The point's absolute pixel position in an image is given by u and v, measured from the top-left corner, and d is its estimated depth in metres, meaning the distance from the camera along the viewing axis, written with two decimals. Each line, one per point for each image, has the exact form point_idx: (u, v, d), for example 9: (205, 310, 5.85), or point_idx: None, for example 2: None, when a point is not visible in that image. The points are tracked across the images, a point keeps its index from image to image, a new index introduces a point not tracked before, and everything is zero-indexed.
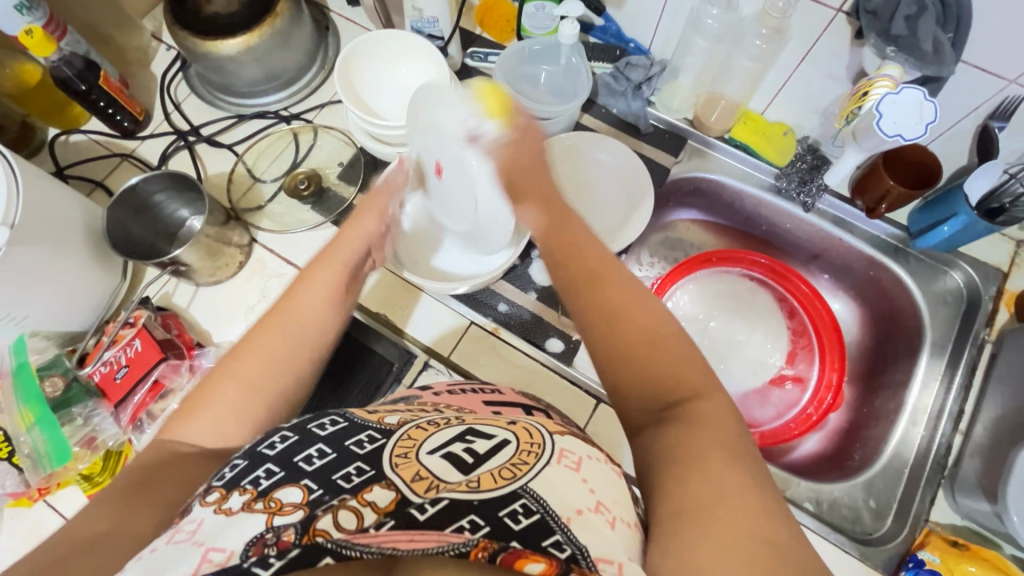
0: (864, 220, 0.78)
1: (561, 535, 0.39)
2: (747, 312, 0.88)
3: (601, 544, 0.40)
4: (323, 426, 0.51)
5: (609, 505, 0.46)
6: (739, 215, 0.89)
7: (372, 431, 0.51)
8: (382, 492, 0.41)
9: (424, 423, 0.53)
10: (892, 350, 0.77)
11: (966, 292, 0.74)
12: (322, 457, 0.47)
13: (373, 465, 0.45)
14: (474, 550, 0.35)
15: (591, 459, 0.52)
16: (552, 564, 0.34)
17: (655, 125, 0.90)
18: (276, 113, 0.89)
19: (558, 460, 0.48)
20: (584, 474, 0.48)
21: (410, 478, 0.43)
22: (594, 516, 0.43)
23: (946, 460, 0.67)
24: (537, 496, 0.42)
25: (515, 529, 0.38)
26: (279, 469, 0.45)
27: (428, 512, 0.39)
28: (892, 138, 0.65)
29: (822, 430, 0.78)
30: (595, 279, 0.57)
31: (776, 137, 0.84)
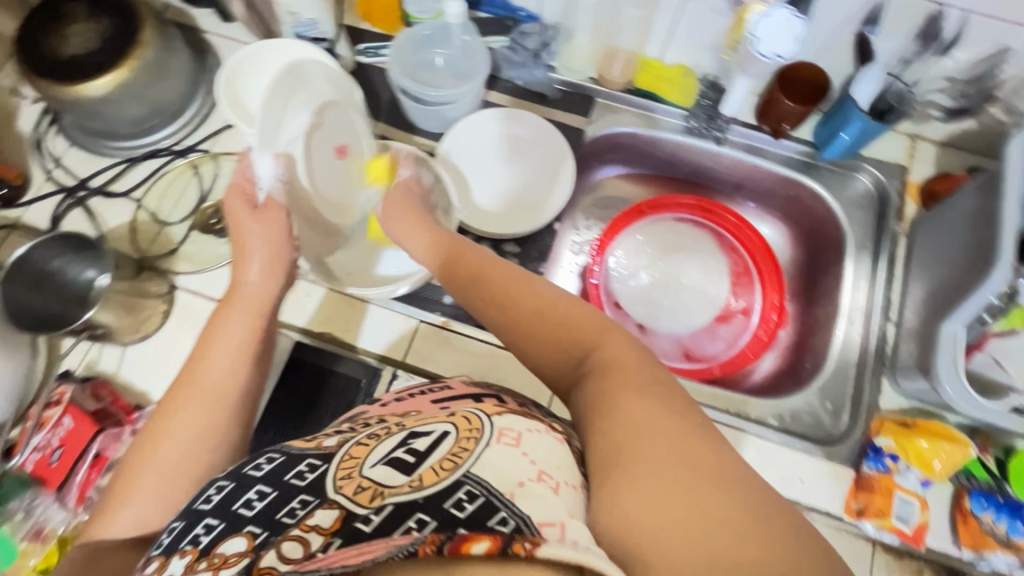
0: (773, 143, 0.84)
1: (507, 510, 0.38)
2: (690, 254, 0.92)
3: (541, 510, 0.39)
4: (260, 466, 0.45)
5: (553, 471, 0.43)
6: (659, 162, 0.91)
7: (312, 458, 0.45)
8: (325, 514, 0.39)
9: (365, 437, 0.46)
10: (822, 260, 0.86)
11: (875, 193, 0.82)
12: (263, 499, 0.42)
13: (316, 493, 0.41)
14: (423, 547, 0.35)
15: (531, 432, 0.46)
16: (495, 542, 0.34)
17: (561, 89, 0.88)
18: (169, 150, 0.81)
19: (498, 439, 0.44)
20: (526, 448, 0.44)
21: (353, 494, 0.41)
22: (538, 485, 0.41)
23: (884, 349, 0.75)
24: (480, 479, 0.40)
25: (462, 517, 0.37)
26: (218, 521, 0.41)
27: (374, 521, 0.38)
28: (770, 59, 0.66)
29: (776, 349, 0.87)
30: (478, 278, 0.56)
31: (679, 79, 0.84)
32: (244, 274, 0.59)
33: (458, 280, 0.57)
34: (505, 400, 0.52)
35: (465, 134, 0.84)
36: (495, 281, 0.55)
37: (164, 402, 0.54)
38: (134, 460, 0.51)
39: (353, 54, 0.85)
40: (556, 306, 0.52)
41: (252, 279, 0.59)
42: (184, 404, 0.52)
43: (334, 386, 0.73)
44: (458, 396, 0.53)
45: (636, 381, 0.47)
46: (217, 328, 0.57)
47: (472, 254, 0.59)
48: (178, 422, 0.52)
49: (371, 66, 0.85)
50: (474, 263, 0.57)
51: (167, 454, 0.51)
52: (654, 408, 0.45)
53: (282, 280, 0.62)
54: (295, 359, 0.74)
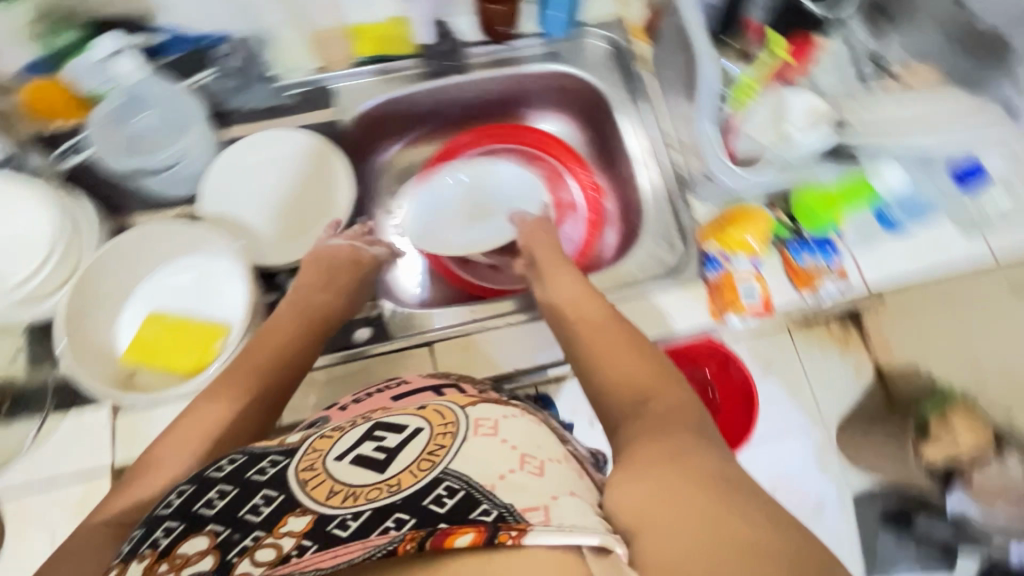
0: (511, 49, 0.87)
1: (487, 501, 0.39)
2: (499, 180, 0.93)
3: (520, 496, 0.40)
4: (222, 467, 0.47)
5: (532, 454, 0.46)
6: (429, 113, 0.91)
7: (274, 455, 0.47)
8: (297, 519, 0.39)
9: (327, 432, 0.49)
10: (605, 127, 0.90)
11: (614, 51, 0.88)
12: (223, 496, 0.43)
13: (279, 488, 0.42)
14: (403, 544, 0.35)
15: (506, 416, 0.50)
16: (480, 533, 0.35)
17: (294, 93, 0.84)
18: None
19: (476, 431, 0.47)
20: (504, 434, 0.47)
21: (325, 497, 0.40)
22: (518, 474, 0.43)
23: (681, 172, 0.81)
24: (458, 474, 0.41)
25: (443, 512, 0.37)
26: (178, 522, 0.42)
27: (351, 524, 0.37)
28: None
29: (612, 222, 0.90)
30: (588, 320, 0.64)
31: (393, 31, 0.83)
32: (278, 319, 0.68)
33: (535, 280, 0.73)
34: (465, 387, 0.56)
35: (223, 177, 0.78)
36: (549, 289, 0.70)
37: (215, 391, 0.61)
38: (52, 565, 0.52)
39: (55, 162, 0.75)
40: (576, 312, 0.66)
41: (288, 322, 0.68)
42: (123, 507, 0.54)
43: None
44: (416, 390, 0.57)
45: (664, 413, 0.51)
46: (253, 349, 0.65)
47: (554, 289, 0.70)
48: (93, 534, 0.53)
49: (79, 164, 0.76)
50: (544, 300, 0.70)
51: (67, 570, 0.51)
52: (673, 432, 0.48)
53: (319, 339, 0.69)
54: None
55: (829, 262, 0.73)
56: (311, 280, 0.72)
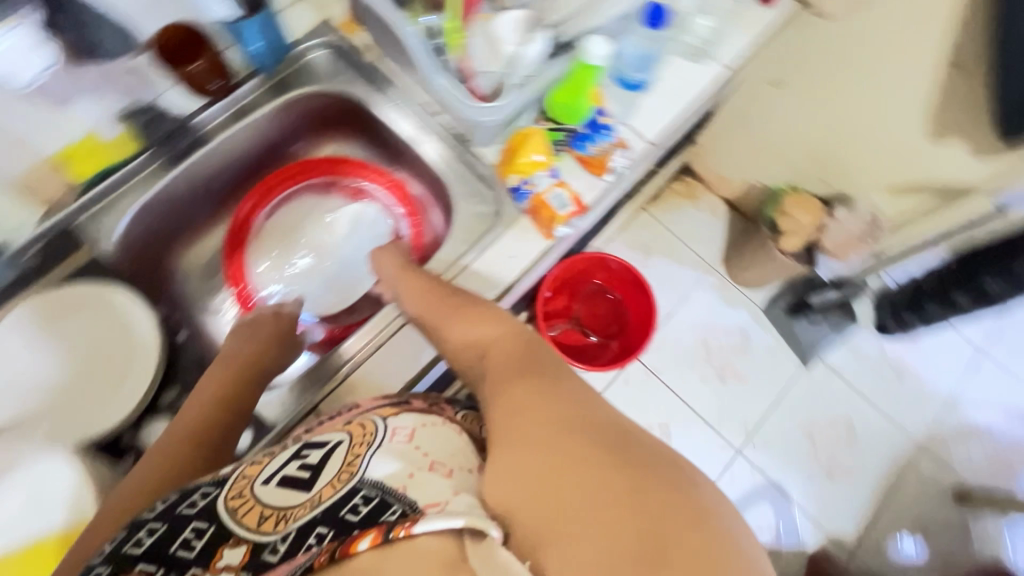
0: (234, 99, 0.82)
1: (399, 502, 0.42)
2: (306, 217, 0.95)
3: (426, 494, 0.43)
4: (157, 509, 0.52)
5: (443, 459, 0.48)
6: (196, 202, 0.86)
7: (206, 488, 0.52)
8: (233, 550, 0.44)
9: (257, 460, 0.54)
10: (371, 126, 0.89)
11: (336, 52, 0.85)
12: (154, 536, 0.48)
13: (209, 519, 0.48)
14: (318, 558, 0.38)
15: (424, 425, 0.53)
16: (377, 534, 0.38)
17: (33, 251, 0.76)
18: None
19: (392, 438, 0.50)
20: (417, 441, 0.50)
21: (259, 522, 0.45)
22: (427, 472, 0.46)
23: (457, 132, 0.82)
24: (373, 481, 0.44)
25: (355, 520, 0.41)
26: (109, 565, 0.47)
27: (278, 550, 0.42)
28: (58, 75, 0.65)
29: (430, 205, 0.90)
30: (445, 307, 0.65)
31: (96, 146, 0.77)
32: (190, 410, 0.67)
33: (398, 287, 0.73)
34: (416, 399, 0.59)
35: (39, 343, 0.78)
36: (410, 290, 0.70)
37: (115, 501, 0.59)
38: None
39: None
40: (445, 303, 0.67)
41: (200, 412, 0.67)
42: None
43: None
44: (382, 404, 0.58)
45: (542, 378, 0.51)
46: (162, 448, 0.63)
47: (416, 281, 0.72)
48: None
49: None
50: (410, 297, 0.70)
51: None
52: (549, 397, 0.48)
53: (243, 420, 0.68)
54: None
55: (609, 137, 0.79)
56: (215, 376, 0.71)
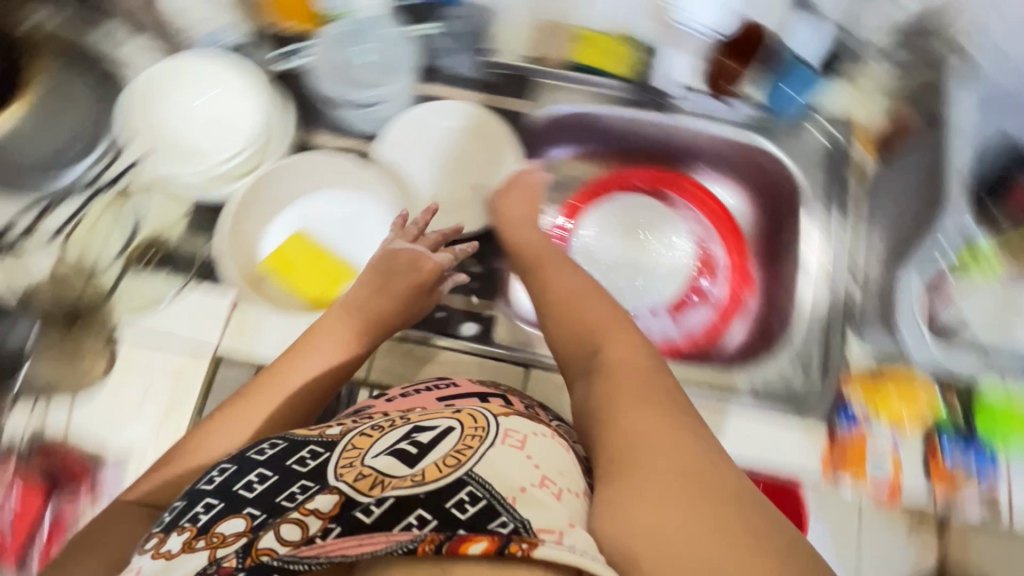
0: (724, 108, 0.82)
1: (508, 512, 0.34)
2: (646, 223, 0.86)
3: (541, 515, 0.35)
4: (264, 448, 0.42)
5: (555, 477, 0.40)
6: (600, 135, 0.86)
7: (315, 444, 0.42)
8: (324, 498, 0.36)
9: (367, 427, 0.43)
10: (783, 217, 0.83)
11: (830, 150, 0.81)
12: (264, 482, 0.39)
13: (317, 479, 0.38)
14: (422, 545, 0.32)
15: (536, 435, 0.44)
16: (492, 540, 0.32)
17: (501, 73, 0.83)
18: (88, 186, 0.75)
19: (503, 440, 0.41)
20: (531, 451, 0.42)
21: (353, 481, 0.37)
22: (540, 490, 0.38)
23: (850, 305, 0.76)
24: (481, 477, 0.36)
25: (463, 518, 0.33)
26: (219, 498, 0.38)
27: (375, 513, 0.34)
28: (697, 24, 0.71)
29: (747, 317, 0.82)
30: (573, 303, 0.59)
31: (617, 49, 0.81)
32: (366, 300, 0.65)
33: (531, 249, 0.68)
34: (511, 402, 0.54)
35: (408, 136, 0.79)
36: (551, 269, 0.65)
37: (264, 375, 0.58)
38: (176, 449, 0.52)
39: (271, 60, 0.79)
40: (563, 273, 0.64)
41: (372, 308, 0.65)
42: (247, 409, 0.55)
43: None
44: (464, 394, 0.55)
45: (646, 399, 0.46)
46: (312, 342, 0.62)
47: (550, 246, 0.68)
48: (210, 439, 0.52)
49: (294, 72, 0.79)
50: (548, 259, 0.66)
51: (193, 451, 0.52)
52: (661, 421, 0.44)
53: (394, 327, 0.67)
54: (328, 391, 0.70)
55: (981, 474, 0.65)
56: (405, 276, 0.67)
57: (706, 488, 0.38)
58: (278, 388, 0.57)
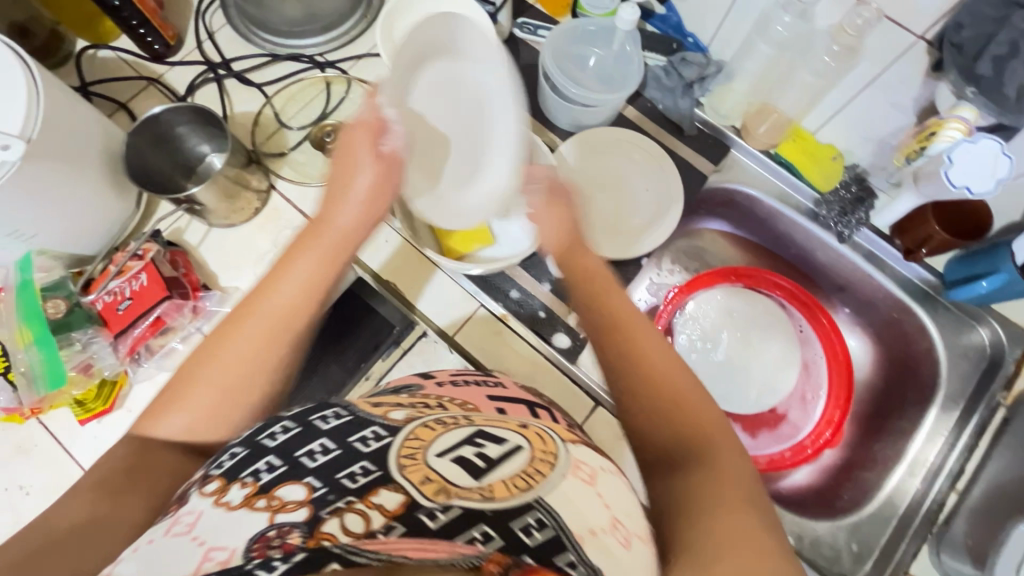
0: (898, 261, 0.77)
1: (575, 553, 0.32)
2: (766, 329, 0.86)
3: (611, 564, 0.32)
4: (326, 418, 0.41)
5: (625, 520, 0.37)
6: (764, 232, 0.86)
7: (377, 426, 0.40)
8: (389, 495, 0.33)
9: (432, 421, 0.41)
10: (903, 394, 0.78)
11: (988, 351, 0.74)
12: (325, 454, 0.37)
13: (381, 466, 0.35)
14: (488, 565, 0.28)
15: (605, 472, 0.42)
16: None
17: (700, 128, 0.83)
18: (310, 58, 0.82)
19: (573, 472, 0.39)
20: (600, 489, 0.39)
21: (419, 482, 0.34)
22: (610, 538, 0.34)
23: (937, 516, 0.70)
24: (551, 509, 0.34)
25: (529, 545, 0.31)
26: (281, 463, 0.37)
27: (440, 520, 0.31)
28: (957, 189, 0.58)
29: (815, 464, 0.80)
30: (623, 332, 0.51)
31: (826, 161, 0.78)
32: (336, 218, 0.55)
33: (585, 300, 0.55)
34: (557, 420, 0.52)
35: (588, 142, 0.82)
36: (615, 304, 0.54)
37: (241, 308, 0.51)
38: (188, 369, 0.48)
39: (510, 25, 0.83)
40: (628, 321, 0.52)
41: (340, 226, 0.55)
42: (249, 324, 0.49)
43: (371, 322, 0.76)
44: (511, 399, 0.53)
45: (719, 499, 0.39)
46: (286, 263, 0.54)
47: (614, 299, 0.54)
48: (225, 357, 0.48)
49: (523, 43, 0.83)
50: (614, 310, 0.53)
51: (224, 369, 0.48)
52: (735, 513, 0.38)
53: (374, 223, 0.58)
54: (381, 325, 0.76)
55: None
56: (376, 172, 0.55)
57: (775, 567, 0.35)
58: (255, 329, 0.49)
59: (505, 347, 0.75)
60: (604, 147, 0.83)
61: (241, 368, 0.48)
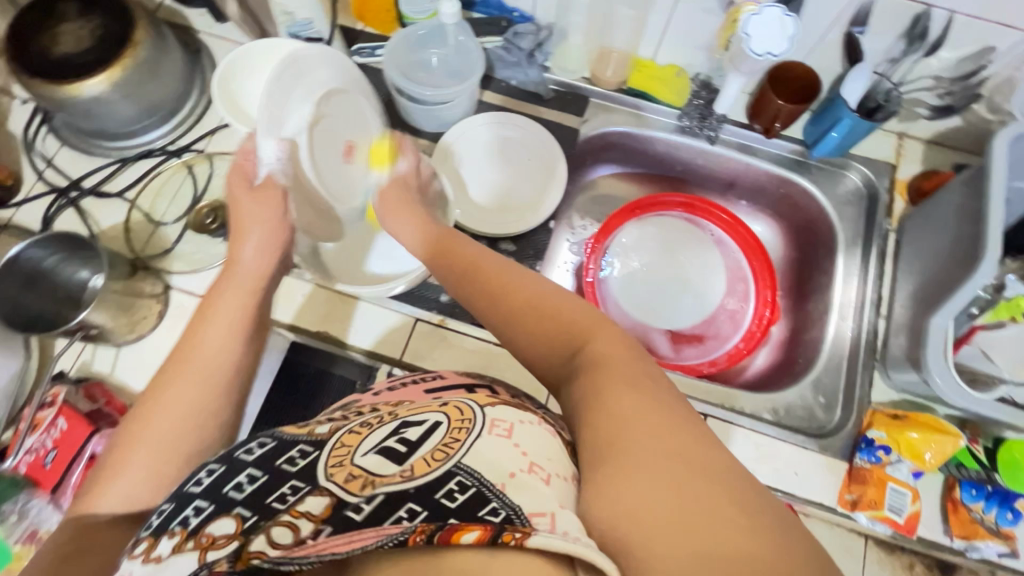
0: (764, 142, 0.84)
1: (497, 501, 0.35)
2: (682, 248, 0.92)
3: (532, 500, 0.35)
4: (250, 450, 0.41)
5: (544, 463, 0.40)
6: (652, 161, 0.91)
7: (303, 445, 0.41)
8: (316, 500, 0.36)
9: (358, 425, 0.43)
10: (813, 257, 0.87)
11: (864, 191, 0.83)
12: (253, 483, 0.38)
13: (308, 480, 0.37)
14: (412, 536, 0.32)
15: (524, 424, 0.43)
16: (486, 531, 0.32)
17: (555, 89, 0.88)
18: (162, 150, 0.80)
19: (490, 429, 0.41)
20: (518, 440, 0.41)
21: (344, 482, 0.37)
22: (529, 475, 0.38)
23: (874, 343, 0.76)
24: (472, 469, 0.37)
25: (453, 508, 0.34)
26: (208, 503, 0.37)
27: (366, 509, 0.34)
28: (763, 56, 0.65)
29: (769, 344, 0.87)
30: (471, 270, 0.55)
31: (671, 79, 0.85)
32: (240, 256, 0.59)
33: (448, 267, 0.57)
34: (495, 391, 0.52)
35: (457, 132, 0.85)
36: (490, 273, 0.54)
37: (162, 375, 0.52)
38: (129, 432, 0.49)
39: (348, 54, 0.85)
40: (554, 305, 0.50)
41: (249, 263, 0.59)
42: (178, 375, 0.51)
43: (330, 386, 0.73)
44: (451, 386, 0.54)
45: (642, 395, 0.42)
46: (210, 308, 0.56)
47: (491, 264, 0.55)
48: (163, 410, 0.49)
49: (366, 67, 0.85)
50: (516, 295, 0.51)
51: (161, 424, 0.49)
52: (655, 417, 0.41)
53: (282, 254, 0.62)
54: (338, 381, 0.73)
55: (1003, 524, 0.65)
56: (264, 212, 0.60)
57: (695, 453, 0.39)
58: (196, 363, 0.52)
59: (451, 352, 0.75)
60: (474, 135, 0.85)
61: (175, 427, 0.49)
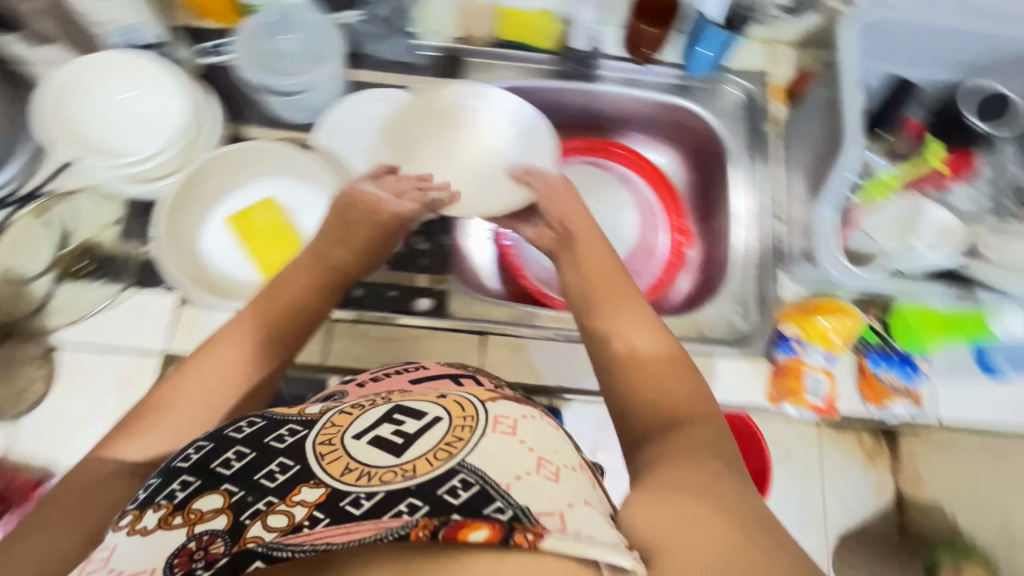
0: (643, 72, 0.85)
1: (503, 499, 0.33)
2: (590, 192, 0.92)
3: (541, 499, 0.34)
4: (241, 427, 0.42)
5: (551, 456, 0.40)
6: (541, 110, 0.89)
7: (293, 423, 0.41)
8: (310, 491, 0.35)
9: (349, 405, 0.43)
10: (711, 176, 0.88)
11: (746, 102, 0.85)
12: (241, 459, 0.39)
13: (297, 458, 0.37)
14: (413, 531, 0.31)
15: (528, 418, 0.42)
16: (494, 530, 0.31)
17: (430, 55, 0.84)
18: (7, 199, 0.72)
19: (494, 427, 0.40)
20: (523, 435, 0.40)
21: (339, 473, 0.35)
22: (536, 476, 0.36)
23: (776, 245, 0.79)
24: (474, 467, 0.35)
25: (456, 504, 0.32)
26: (195, 478, 0.38)
27: (363, 504, 0.33)
28: None
29: (687, 269, 0.89)
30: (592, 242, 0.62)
31: (541, 23, 0.82)
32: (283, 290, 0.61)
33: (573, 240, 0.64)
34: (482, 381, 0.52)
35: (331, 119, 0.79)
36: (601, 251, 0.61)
37: (170, 378, 0.53)
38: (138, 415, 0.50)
39: (196, 55, 0.78)
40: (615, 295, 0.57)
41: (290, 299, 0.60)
42: (190, 375, 0.52)
43: None
44: (435, 376, 0.53)
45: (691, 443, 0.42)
46: (221, 337, 0.56)
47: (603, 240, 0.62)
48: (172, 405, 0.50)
49: (220, 66, 0.78)
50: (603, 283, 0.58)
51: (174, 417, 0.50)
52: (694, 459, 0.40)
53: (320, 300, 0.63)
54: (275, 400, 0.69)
55: (907, 383, 0.71)
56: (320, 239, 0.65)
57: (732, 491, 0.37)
58: (212, 370, 0.53)
59: (377, 345, 0.73)
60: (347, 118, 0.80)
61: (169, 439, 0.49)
